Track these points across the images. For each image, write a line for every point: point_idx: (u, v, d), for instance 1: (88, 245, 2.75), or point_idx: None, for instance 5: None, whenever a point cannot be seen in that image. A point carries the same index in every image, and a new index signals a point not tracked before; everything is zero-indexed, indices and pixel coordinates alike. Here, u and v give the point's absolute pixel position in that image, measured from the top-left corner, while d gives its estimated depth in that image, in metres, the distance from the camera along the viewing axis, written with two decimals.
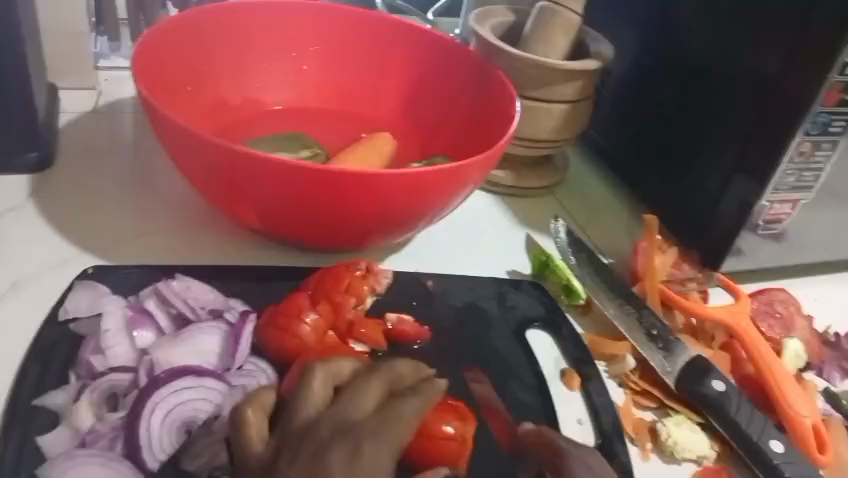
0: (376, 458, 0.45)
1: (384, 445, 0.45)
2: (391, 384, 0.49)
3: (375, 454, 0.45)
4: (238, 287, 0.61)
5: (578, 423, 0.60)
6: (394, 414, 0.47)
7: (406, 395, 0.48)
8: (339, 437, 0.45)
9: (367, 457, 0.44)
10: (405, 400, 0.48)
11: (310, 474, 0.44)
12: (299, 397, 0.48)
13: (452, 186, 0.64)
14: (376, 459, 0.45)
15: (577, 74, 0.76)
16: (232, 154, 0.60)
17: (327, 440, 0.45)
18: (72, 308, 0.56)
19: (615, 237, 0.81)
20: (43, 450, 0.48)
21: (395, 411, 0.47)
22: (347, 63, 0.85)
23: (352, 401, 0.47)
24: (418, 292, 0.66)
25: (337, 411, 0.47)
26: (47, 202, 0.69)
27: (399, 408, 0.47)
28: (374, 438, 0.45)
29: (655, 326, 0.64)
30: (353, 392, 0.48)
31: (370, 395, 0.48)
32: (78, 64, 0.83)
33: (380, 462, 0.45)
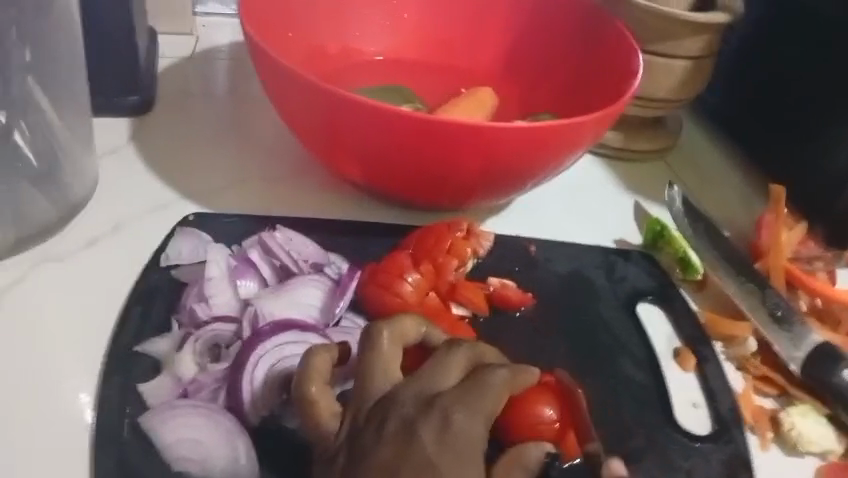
0: (468, 429, 0.42)
1: (475, 419, 0.43)
2: (471, 347, 0.46)
3: (467, 425, 0.42)
4: (337, 241, 0.59)
5: (692, 406, 0.56)
6: (482, 382, 0.44)
7: (490, 367, 0.45)
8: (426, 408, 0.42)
9: (459, 428, 0.42)
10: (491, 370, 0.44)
11: (400, 450, 0.41)
12: (372, 362, 0.45)
13: (567, 145, 0.60)
14: (468, 428, 0.42)
15: (705, 28, 0.70)
16: (340, 102, 0.57)
17: (413, 416, 0.42)
18: (174, 255, 0.55)
19: (731, 209, 0.75)
20: (146, 397, 0.47)
21: (481, 380, 0.44)
22: (450, 12, 0.80)
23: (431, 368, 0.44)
24: (522, 256, 0.63)
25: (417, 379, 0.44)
26: (147, 145, 0.68)
27: (486, 380, 0.44)
28: (464, 407, 0.43)
29: (779, 307, 0.59)
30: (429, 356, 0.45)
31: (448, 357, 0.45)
32: (179, 7, 0.82)
33: (474, 431, 0.42)
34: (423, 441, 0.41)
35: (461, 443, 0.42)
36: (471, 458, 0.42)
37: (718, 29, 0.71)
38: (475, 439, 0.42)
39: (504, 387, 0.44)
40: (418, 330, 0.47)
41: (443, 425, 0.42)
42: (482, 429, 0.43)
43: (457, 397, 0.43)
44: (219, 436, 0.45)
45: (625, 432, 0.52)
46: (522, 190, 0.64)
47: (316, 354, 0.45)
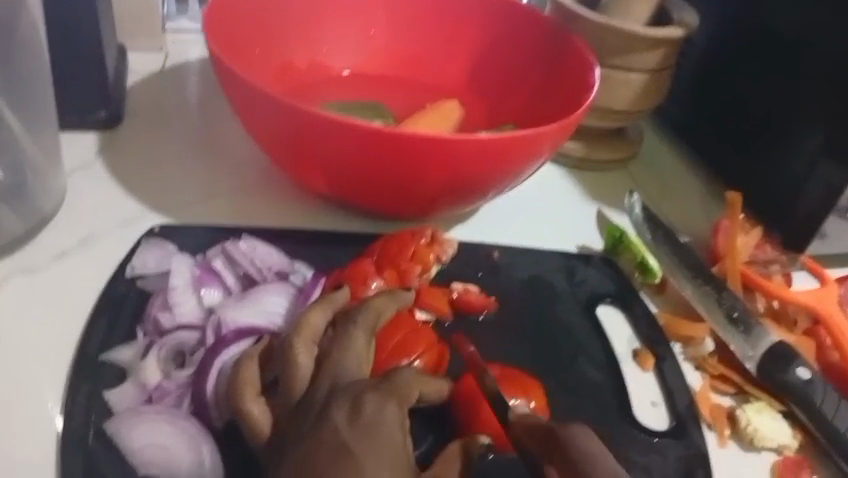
0: (382, 410, 0.43)
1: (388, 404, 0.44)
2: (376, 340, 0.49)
3: (379, 406, 0.43)
4: (302, 250, 0.60)
5: (652, 406, 0.57)
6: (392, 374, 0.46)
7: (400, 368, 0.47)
8: (339, 393, 0.44)
9: (371, 408, 0.43)
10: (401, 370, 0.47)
11: (317, 437, 0.42)
12: (291, 358, 0.46)
13: (527, 153, 0.62)
14: (382, 409, 0.43)
15: (662, 42, 0.73)
16: (305, 115, 0.58)
17: (329, 403, 0.43)
18: (139, 265, 0.55)
19: (691, 217, 0.77)
20: (109, 405, 0.48)
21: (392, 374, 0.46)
22: (417, 27, 0.82)
23: (345, 360, 0.46)
24: (485, 263, 0.64)
25: (332, 369, 0.46)
26: (115, 160, 0.68)
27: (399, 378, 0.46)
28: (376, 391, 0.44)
29: (735, 308, 0.61)
30: (343, 350, 0.47)
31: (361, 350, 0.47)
32: (147, 24, 0.83)
33: (388, 411, 0.43)
34: (336, 422, 0.42)
35: (374, 421, 0.42)
36: (391, 439, 0.42)
37: (673, 43, 0.73)
38: (391, 419, 0.43)
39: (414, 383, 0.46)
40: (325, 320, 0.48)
41: (354, 405, 0.43)
42: (396, 411, 0.44)
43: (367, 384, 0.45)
44: (184, 440, 0.46)
45: (584, 431, 0.54)
46: (486, 198, 0.66)
47: (243, 365, 0.46)
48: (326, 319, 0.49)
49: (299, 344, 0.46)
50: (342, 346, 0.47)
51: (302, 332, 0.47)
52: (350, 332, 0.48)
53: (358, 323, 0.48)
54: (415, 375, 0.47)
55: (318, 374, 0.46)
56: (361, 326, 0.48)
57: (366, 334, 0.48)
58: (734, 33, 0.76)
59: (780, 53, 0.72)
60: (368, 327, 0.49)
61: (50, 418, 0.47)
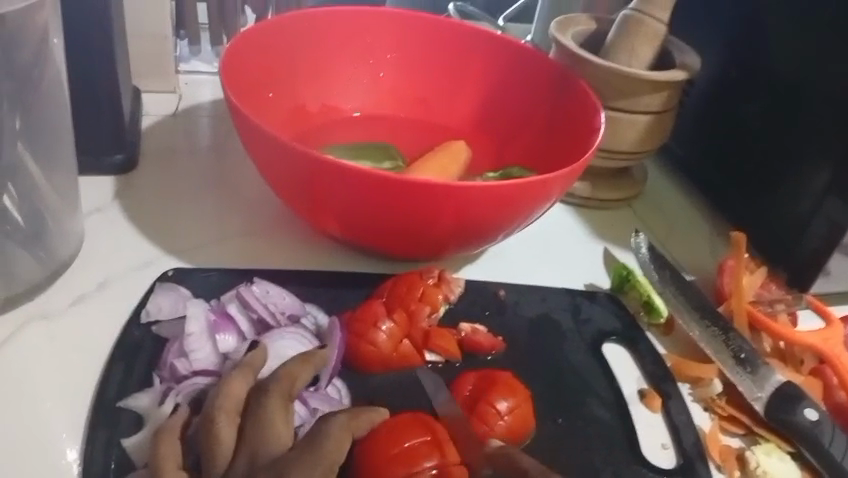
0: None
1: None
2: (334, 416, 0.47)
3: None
4: (314, 292, 0.61)
5: (662, 448, 0.57)
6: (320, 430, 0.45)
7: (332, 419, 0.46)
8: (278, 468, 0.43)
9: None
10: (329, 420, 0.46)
11: None
12: (260, 425, 0.46)
13: (536, 198, 0.63)
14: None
15: (664, 85, 0.74)
16: (319, 162, 0.60)
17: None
18: (154, 310, 0.56)
19: (696, 253, 0.79)
20: (129, 452, 0.48)
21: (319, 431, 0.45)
22: (425, 69, 0.84)
23: (264, 438, 0.45)
24: (491, 302, 0.65)
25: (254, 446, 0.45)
26: (131, 203, 0.70)
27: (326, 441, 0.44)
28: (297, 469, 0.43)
29: (743, 349, 0.61)
30: (260, 427, 0.45)
31: (337, 430, 0.45)
32: (162, 68, 0.85)
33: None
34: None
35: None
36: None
37: (676, 86, 0.75)
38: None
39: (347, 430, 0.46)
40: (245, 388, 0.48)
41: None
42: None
43: (302, 448, 0.44)
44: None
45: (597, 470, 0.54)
46: (494, 242, 0.67)
47: (166, 440, 0.45)
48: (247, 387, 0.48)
49: (270, 421, 0.46)
50: (264, 418, 0.46)
51: (273, 408, 0.46)
52: (263, 400, 0.47)
53: (272, 392, 0.47)
54: (344, 427, 0.45)
55: (277, 441, 0.45)
56: (276, 393, 0.47)
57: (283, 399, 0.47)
58: (735, 75, 0.79)
59: (782, 95, 0.73)
60: (285, 392, 0.48)
61: (71, 465, 0.48)
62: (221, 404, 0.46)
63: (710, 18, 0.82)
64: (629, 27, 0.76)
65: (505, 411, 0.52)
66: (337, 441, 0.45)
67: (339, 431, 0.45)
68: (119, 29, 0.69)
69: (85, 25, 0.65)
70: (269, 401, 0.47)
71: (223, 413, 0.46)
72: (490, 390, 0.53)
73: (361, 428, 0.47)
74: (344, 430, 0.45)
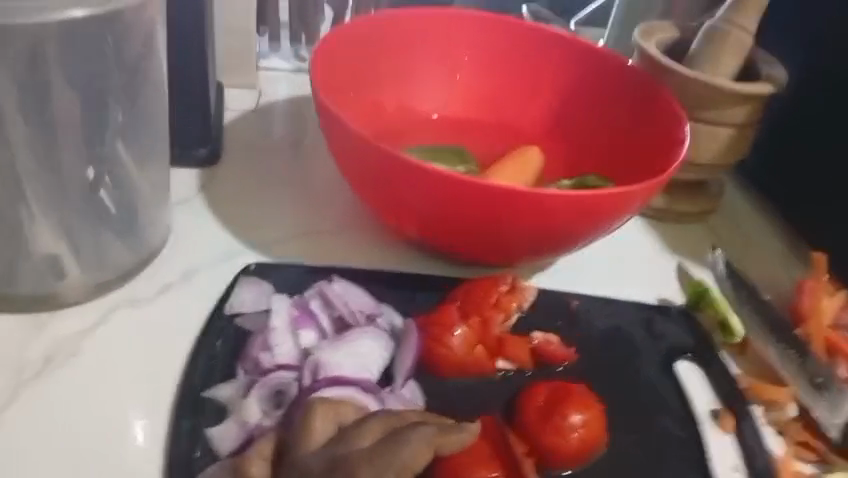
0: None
1: None
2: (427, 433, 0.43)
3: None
4: (390, 292, 0.62)
5: (733, 470, 0.56)
6: (396, 440, 0.43)
7: (412, 434, 0.43)
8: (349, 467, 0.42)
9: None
10: (412, 433, 0.43)
11: None
12: (354, 429, 0.45)
13: (617, 209, 0.63)
14: None
15: (751, 97, 0.73)
16: (404, 164, 0.60)
17: None
18: (238, 303, 0.58)
19: (773, 272, 0.77)
20: (213, 440, 0.50)
21: (394, 444, 0.43)
22: (502, 74, 0.84)
23: (348, 446, 0.43)
24: (564, 312, 0.65)
25: (333, 450, 0.44)
26: (214, 196, 0.72)
27: (397, 456, 0.42)
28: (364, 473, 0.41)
29: (819, 374, 0.60)
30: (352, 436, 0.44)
31: (416, 437, 0.43)
32: (245, 64, 0.87)
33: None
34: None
35: None
36: None
37: (762, 99, 0.73)
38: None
39: (429, 445, 0.43)
40: (356, 412, 0.47)
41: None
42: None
43: (379, 453, 0.42)
44: None
45: None
46: (569, 251, 0.67)
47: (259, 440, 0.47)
48: (358, 413, 0.47)
49: (363, 428, 0.44)
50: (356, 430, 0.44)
51: (373, 422, 0.45)
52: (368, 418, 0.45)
53: (379, 415, 0.46)
54: (423, 437, 0.43)
55: (361, 444, 0.43)
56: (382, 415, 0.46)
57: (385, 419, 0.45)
58: (824, 91, 0.77)
59: None
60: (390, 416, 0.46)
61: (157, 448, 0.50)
62: (327, 402, 0.46)
63: (799, 33, 0.80)
64: (715, 39, 0.74)
65: (579, 423, 0.52)
66: (414, 452, 0.43)
67: (418, 441, 0.43)
68: (211, 25, 0.71)
69: (180, 21, 0.67)
70: (374, 417, 0.45)
71: (319, 410, 0.46)
72: (568, 402, 0.53)
73: (448, 446, 0.44)
74: (427, 445, 0.43)
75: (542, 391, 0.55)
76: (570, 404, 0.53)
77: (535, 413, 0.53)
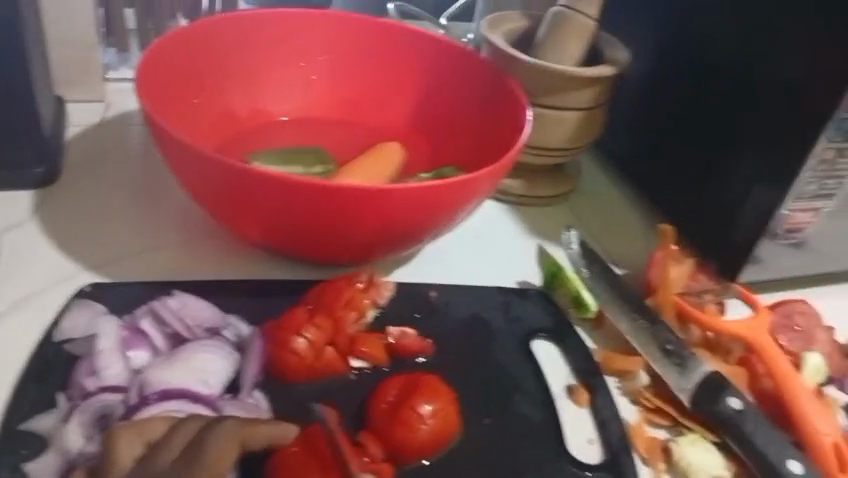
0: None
1: None
2: (232, 436, 0.45)
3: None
4: (238, 302, 0.60)
5: (588, 443, 0.57)
6: (201, 450, 0.44)
7: (217, 440, 0.45)
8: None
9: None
10: (214, 441, 0.45)
11: None
12: (161, 444, 0.45)
13: (461, 197, 0.63)
14: None
15: (592, 80, 0.74)
16: (238, 170, 0.59)
17: None
18: (68, 329, 0.55)
19: (630, 246, 0.79)
20: (30, 475, 0.47)
21: (200, 453, 0.44)
22: (356, 70, 0.83)
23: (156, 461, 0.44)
24: (422, 304, 0.65)
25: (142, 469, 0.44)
26: (51, 218, 0.68)
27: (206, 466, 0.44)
28: None
29: (669, 341, 0.61)
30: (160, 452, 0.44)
31: (221, 441, 0.45)
32: (87, 77, 0.83)
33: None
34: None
35: None
36: None
37: (606, 81, 0.75)
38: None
39: (234, 444, 0.45)
40: (166, 424, 0.46)
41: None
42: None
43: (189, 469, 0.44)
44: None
45: (521, 469, 0.54)
46: (423, 243, 0.67)
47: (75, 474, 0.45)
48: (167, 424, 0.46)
49: (170, 440, 0.45)
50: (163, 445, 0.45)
51: (180, 431, 0.45)
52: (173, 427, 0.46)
53: (184, 420, 0.46)
54: (225, 440, 0.45)
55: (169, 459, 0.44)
56: (186, 421, 0.46)
57: (189, 425, 0.46)
58: (663, 68, 0.79)
59: (709, 85, 0.74)
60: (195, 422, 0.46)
61: None
62: (131, 424, 0.45)
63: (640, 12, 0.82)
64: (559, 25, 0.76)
65: (428, 414, 0.52)
66: (220, 455, 0.45)
67: (223, 445, 0.45)
68: (32, 37, 0.68)
69: None
70: (181, 425, 0.46)
71: (124, 432, 0.45)
72: (416, 393, 0.53)
73: (256, 441, 0.46)
74: (233, 445, 0.45)
75: (393, 387, 0.54)
76: (419, 396, 0.53)
77: (383, 409, 0.53)
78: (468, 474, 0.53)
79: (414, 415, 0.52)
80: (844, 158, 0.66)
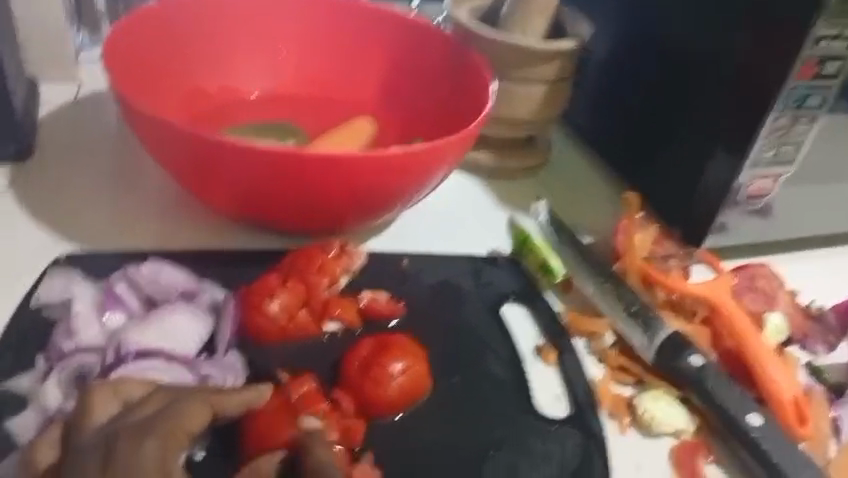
0: (136, 449, 0.42)
1: (149, 444, 0.43)
2: (207, 400, 0.46)
3: (134, 445, 0.42)
4: (211, 270, 0.61)
5: (555, 399, 0.59)
6: (172, 406, 0.45)
7: (189, 399, 0.45)
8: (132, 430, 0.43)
9: (125, 451, 0.42)
10: (187, 400, 0.45)
11: None
12: (135, 404, 0.45)
13: (428, 167, 0.64)
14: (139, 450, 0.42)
15: (554, 54, 0.76)
16: (206, 140, 0.60)
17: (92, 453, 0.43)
18: (44, 295, 0.56)
19: (599, 216, 0.81)
20: (12, 432, 0.49)
21: (171, 409, 0.45)
22: (326, 47, 0.84)
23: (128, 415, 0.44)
24: (394, 271, 0.66)
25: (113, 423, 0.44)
26: (25, 192, 0.69)
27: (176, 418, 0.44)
28: (141, 437, 0.43)
29: (634, 303, 0.63)
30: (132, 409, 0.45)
31: (192, 402, 0.45)
32: (60, 57, 0.83)
33: (143, 450, 0.42)
34: (87, 467, 0.42)
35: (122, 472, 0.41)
36: None
37: (568, 54, 0.77)
38: (146, 460, 0.42)
39: (206, 404, 0.46)
40: (145, 388, 0.47)
41: (109, 448, 0.43)
42: (156, 447, 0.43)
43: (153, 421, 0.44)
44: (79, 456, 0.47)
45: (488, 425, 0.55)
46: (393, 211, 0.68)
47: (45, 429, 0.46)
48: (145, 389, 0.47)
49: (144, 400, 0.45)
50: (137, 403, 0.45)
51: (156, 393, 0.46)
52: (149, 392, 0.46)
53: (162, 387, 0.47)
54: (197, 401, 0.45)
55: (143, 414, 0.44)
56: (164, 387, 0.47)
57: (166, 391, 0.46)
58: (628, 43, 0.81)
59: (671, 58, 0.76)
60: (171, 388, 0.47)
61: None
62: (107, 383, 0.46)
63: None
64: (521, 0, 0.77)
65: (401, 371, 0.54)
66: (189, 415, 0.45)
67: (194, 403, 0.45)
68: None
69: None
70: (157, 390, 0.46)
71: (100, 390, 0.46)
72: (387, 352, 0.54)
73: (229, 406, 0.47)
74: (205, 405, 0.46)
75: (365, 346, 0.56)
76: (391, 355, 0.54)
77: (355, 366, 0.54)
78: (437, 430, 0.54)
79: (386, 375, 0.53)
80: (801, 124, 0.68)
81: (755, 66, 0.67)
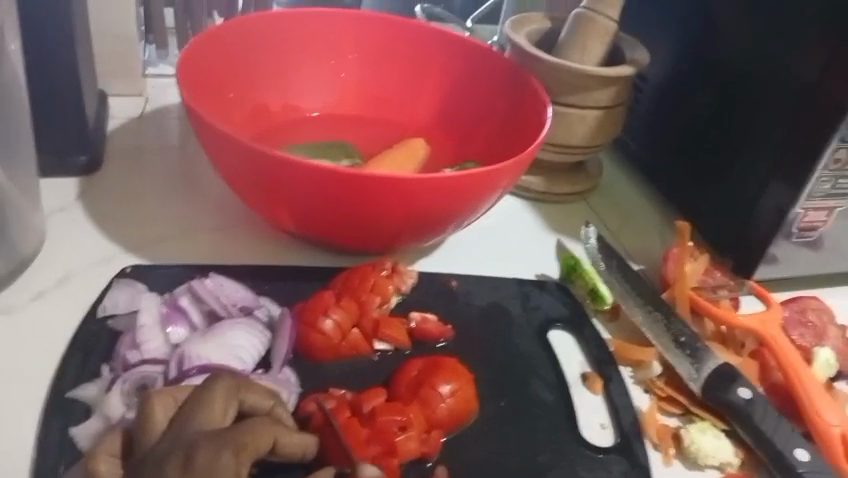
0: (213, 460, 0.43)
1: (224, 451, 0.44)
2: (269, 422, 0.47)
3: (211, 456, 0.43)
4: (268, 286, 0.63)
5: (601, 427, 0.60)
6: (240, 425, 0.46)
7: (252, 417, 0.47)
8: (204, 437, 0.44)
9: (202, 460, 0.43)
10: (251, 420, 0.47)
11: None
12: (194, 405, 0.47)
13: (483, 190, 0.66)
14: (212, 459, 0.43)
15: (613, 80, 0.77)
16: (271, 159, 0.62)
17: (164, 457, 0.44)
18: (111, 305, 0.59)
19: (648, 243, 0.81)
20: (77, 438, 0.51)
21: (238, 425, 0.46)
22: (385, 68, 0.86)
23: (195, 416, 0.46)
24: (443, 292, 0.67)
25: (179, 426, 0.46)
26: (94, 202, 0.72)
27: (241, 431, 0.45)
28: (210, 444, 0.44)
29: (683, 333, 0.63)
30: (194, 414, 0.46)
31: (259, 424, 0.46)
32: (128, 72, 0.87)
33: (220, 461, 0.43)
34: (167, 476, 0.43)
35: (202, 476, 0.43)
36: None
37: (623, 81, 0.77)
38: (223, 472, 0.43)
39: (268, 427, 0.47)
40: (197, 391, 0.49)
41: (187, 458, 0.43)
42: (231, 460, 0.44)
43: (226, 435, 0.45)
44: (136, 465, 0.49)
45: (534, 448, 0.56)
46: (445, 233, 0.70)
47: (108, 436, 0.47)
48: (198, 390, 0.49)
49: (204, 405, 0.47)
50: (196, 407, 0.47)
51: (214, 390, 0.48)
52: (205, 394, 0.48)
53: (217, 384, 0.48)
54: (265, 422, 0.47)
55: (207, 422, 0.46)
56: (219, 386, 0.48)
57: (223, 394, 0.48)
58: (683, 69, 0.81)
59: (726, 88, 0.76)
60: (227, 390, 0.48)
61: (31, 442, 0.51)
62: (163, 391, 0.48)
63: (661, 17, 0.84)
64: (581, 25, 0.78)
65: (448, 393, 0.55)
66: (257, 433, 0.46)
67: (260, 426, 0.46)
68: (79, 32, 0.72)
69: (43, 31, 0.68)
70: (214, 385, 0.48)
71: (159, 396, 0.47)
72: (434, 374, 0.56)
73: (289, 443, 0.48)
74: (268, 426, 0.47)
75: (417, 364, 0.58)
76: (437, 376, 0.56)
77: (408, 382, 0.57)
78: (483, 451, 0.55)
79: (435, 395, 0.55)
80: None
81: (811, 97, 0.67)
